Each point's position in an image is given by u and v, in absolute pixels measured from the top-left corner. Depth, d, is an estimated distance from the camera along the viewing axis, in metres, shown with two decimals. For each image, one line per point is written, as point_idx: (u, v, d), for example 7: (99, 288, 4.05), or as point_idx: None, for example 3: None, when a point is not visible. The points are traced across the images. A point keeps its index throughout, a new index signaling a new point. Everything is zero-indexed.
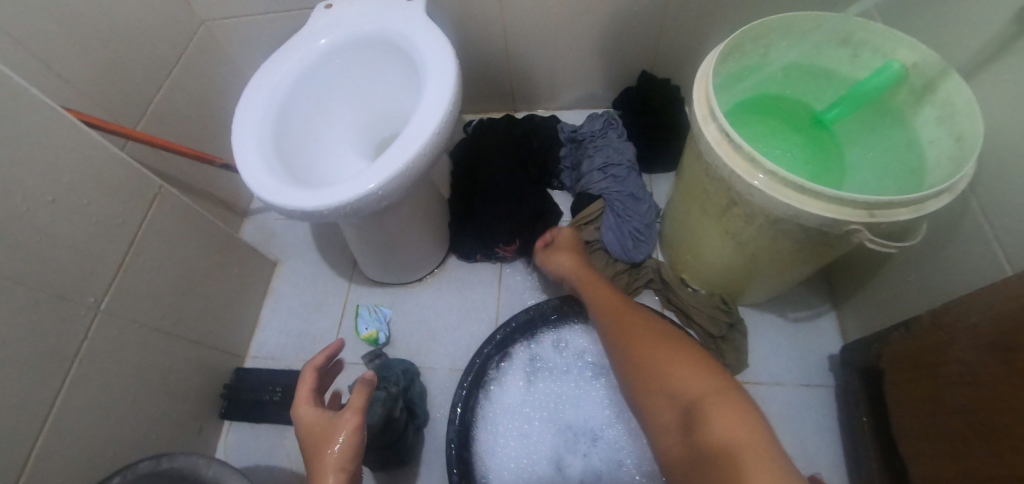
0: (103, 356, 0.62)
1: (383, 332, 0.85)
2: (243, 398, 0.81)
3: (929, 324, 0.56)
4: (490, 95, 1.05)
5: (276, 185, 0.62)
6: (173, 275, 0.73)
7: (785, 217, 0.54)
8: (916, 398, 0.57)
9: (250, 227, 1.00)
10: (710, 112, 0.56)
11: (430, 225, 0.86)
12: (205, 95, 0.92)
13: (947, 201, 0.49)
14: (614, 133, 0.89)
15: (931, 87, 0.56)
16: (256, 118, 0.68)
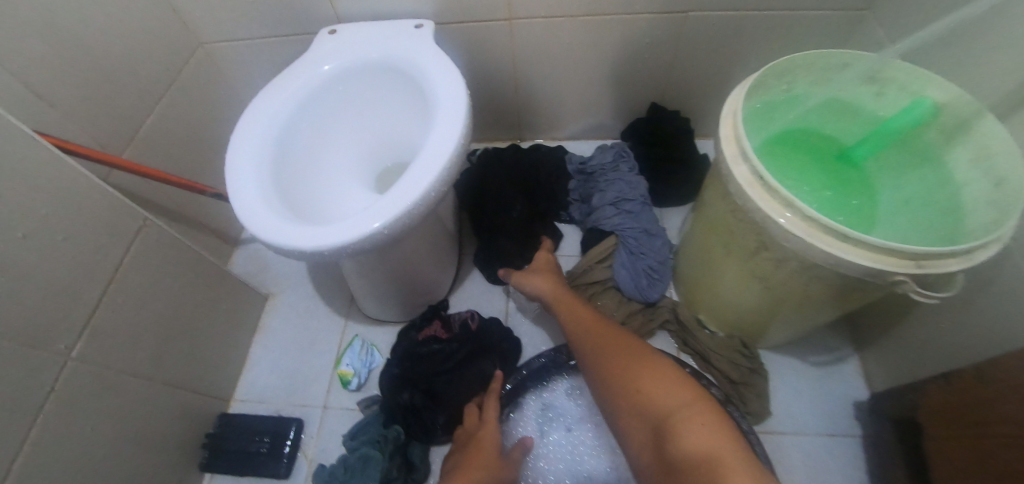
0: (69, 407, 0.56)
1: (357, 376, 0.78)
2: (226, 448, 0.74)
3: (972, 378, 0.53)
4: (497, 123, 1.01)
5: (273, 220, 0.57)
6: (154, 314, 0.67)
7: (823, 264, 0.50)
8: (964, 459, 0.53)
9: (242, 257, 0.94)
10: (740, 152, 0.53)
11: (435, 259, 0.82)
12: (197, 118, 0.87)
13: (995, 250, 0.46)
14: (626, 166, 0.86)
15: (963, 127, 0.54)
16: (253, 148, 0.63)
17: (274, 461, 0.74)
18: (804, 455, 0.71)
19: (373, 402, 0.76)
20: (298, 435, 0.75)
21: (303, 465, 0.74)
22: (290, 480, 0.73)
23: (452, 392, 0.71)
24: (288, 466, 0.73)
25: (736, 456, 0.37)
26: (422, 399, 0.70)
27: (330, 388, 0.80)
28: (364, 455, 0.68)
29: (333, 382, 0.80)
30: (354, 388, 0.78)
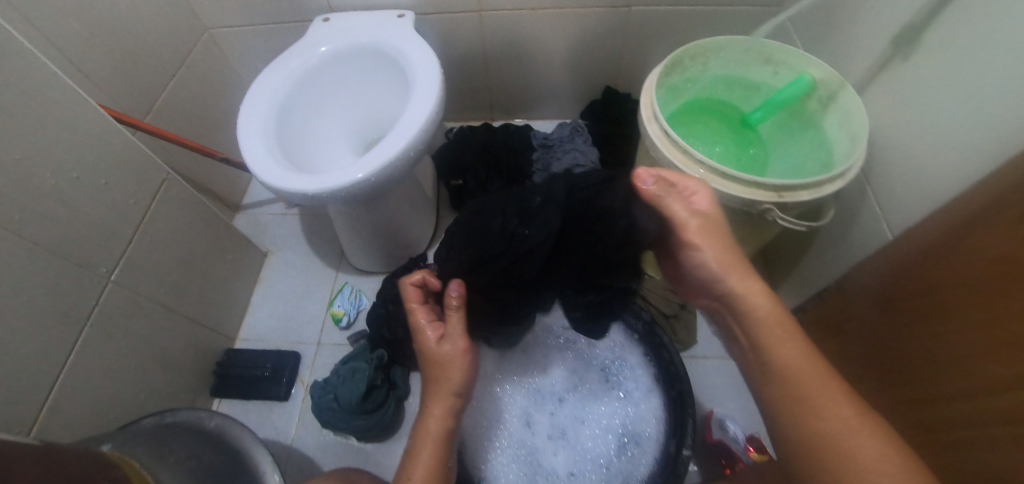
0: (108, 322, 0.67)
1: (348, 315, 0.91)
2: (233, 375, 0.86)
3: (836, 292, 0.67)
4: (471, 104, 1.15)
5: (279, 172, 0.71)
6: (174, 255, 0.79)
7: (713, 199, 0.64)
8: (829, 356, 0.68)
9: (243, 220, 1.06)
10: (653, 114, 0.68)
11: (416, 217, 0.95)
12: (205, 96, 0.99)
13: (839, 185, 0.61)
14: (580, 138, 1.01)
15: (834, 99, 0.69)
16: (262, 115, 0.76)
17: (274, 386, 0.86)
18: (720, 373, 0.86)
19: (361, 336, 0.89)
20: (296, 365, 0.88)
21: (300, 389, 0.86)
22: (289, 402, 0.85)
23: None
24: (287, 390, 0.85)
25: (829, 391, 0.41)
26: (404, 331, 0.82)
27: (323, 327, 0.92)
28: (351, 367, 0.77)
29: (325, 323, 0.93)
30: (345, 326, 0.91)
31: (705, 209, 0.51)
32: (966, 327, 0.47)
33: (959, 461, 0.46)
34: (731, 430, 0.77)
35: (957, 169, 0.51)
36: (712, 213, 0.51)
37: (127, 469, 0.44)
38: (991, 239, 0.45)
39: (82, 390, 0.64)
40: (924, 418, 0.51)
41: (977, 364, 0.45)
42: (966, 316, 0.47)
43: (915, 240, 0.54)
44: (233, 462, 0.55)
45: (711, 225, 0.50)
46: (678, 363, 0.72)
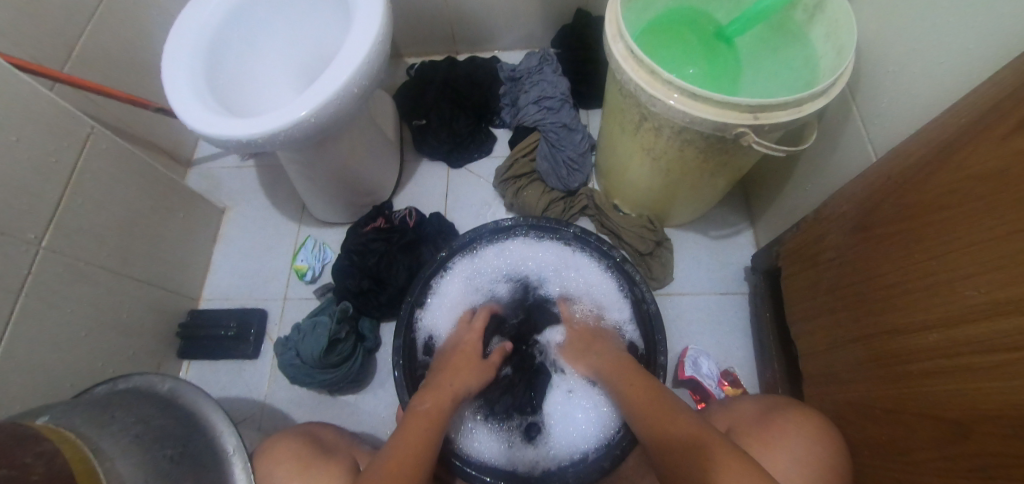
0: (48, 289, 0.64)
1: (312, 269, 0.88)
2: (198, 336, 0.84)
3: (811, 221, 0.64)
4: (431, 37, 1.04)
5: (208, 116, 0.64)
6: (115, 217, 0.74)
7: (685, 125, 0.59)
8: (803, 288, 0.65)
9: (195, 176, 1.00)
10: (617, 32, 0.60)
11: (376, 163, 0.89)
12: (131, 39, 0.89)
13: (821, 103, 0.55)
14: (549, 68, 0.92)
15: (820, 7, 0.60)
16: (185, 54, 0.69)
17: (242, 344, 0.84)
18: (696, 308, 0.84)
19: (327, 289, 0.86)
20: (262, 322, 0.85)
21: (269, 346, 0.85)
22: (260, 359, 0.84)
23: (398, 275, 0.81)
24: (255, 348, 0.84)
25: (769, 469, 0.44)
26: (370, 283, 0.80)
27: (288, 283, 0.90)
28: (314, 320, 0.75)
29: (290, 279, 0.90)
30: (310, 280, 0.88)
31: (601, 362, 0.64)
32: (936, 254, 0.44)
33: (921, 393, 0.45)
34: (705, 366, 0.76)
35: (948, 79, 0.46)
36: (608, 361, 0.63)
37: (59, 440, 0.42)
38: (975, 155, 0.40)
39: (29, 362, 0.61)
40: (885, 348, 0.50)
41: (949, 295, 0.42)
42: (939, 241, 0.44)
43: (900, 160, 0.49)
44: (186, 424, 0.53)
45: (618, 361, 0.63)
46: (651, 301, 0.70)
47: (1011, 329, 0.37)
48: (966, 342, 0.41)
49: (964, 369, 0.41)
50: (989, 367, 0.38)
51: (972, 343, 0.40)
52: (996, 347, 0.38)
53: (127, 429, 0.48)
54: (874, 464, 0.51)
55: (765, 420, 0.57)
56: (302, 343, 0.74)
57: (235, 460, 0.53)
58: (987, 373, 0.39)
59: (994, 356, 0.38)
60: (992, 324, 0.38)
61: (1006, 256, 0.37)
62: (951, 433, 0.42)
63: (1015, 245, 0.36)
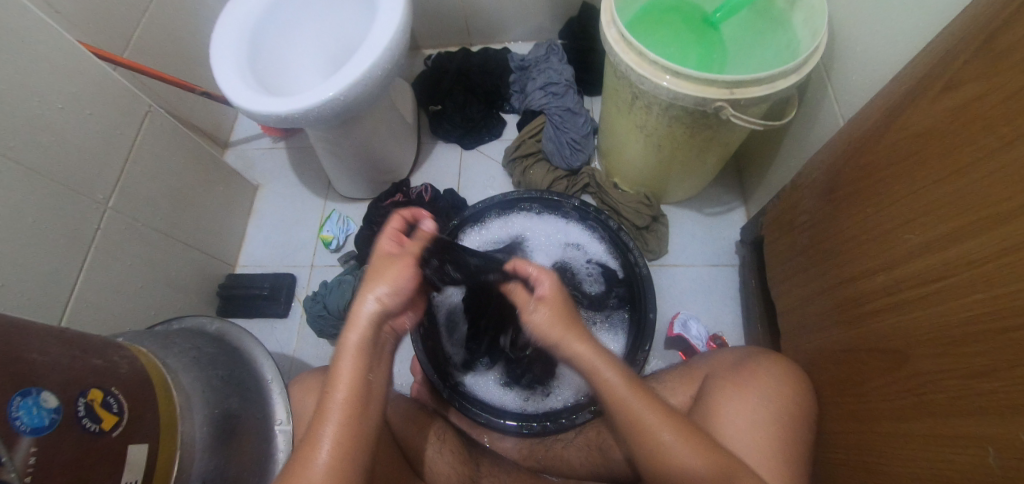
0: (112, 244, 0.74)
1: (337, 239, 0.97)
2: (234, 297, 0.93)
3: (790, 190, 0.70)
4: (447, 30, 1.12)
5: (250, 95, 0.74)
6: (166, 186, 0.84)
7: (670, 101, 0.66)
8: (782, 253, 0.71)
9: (232, 156, 1.10)
10: (612, 18, 0.67)
11: (395, 142, 0.97)
12: (179, 32, 0.99)
13: (793, 80, 0.61)
14: (555, 58, 1.01)
15: None
16: (230, 41, 0.78)
17: (274, 304, 0.93)
18: (688, 279, 0.90)
19: (350, 257, 0.95)
20: (292, 286, 0.95)
21: (298, 307, 0.94)
22: (289, 318, 0.93)
23: None
24: (286, 308, 0.93)
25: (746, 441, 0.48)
26: None
27: (315, 252, 0.99)
28: (339, 279, 0.84)
29: (317, 248, 0.99)
30: (335, 249, 0.97)
31: (543, 296, 0.50)
32: (886, 205, 0.50)
33: (873, 330, 0.51)
34: (694, 328, 0.82)
35: (899, 54, 0.52)
36: (552, 299, 0.50)
37: (136, 351, 0.51)
38: (913, 116, 0.46)
39: (97, 305, 0.71)
40: (847, 295, 0.56)
41: (896, 240, 0.48)
42: (889, 194, 0.49)
43: (858, 127, 0.55)
44: (233, 354, 0.62)
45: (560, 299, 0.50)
46: (642, 264, 0.76)
47: (944, 262, 0.42)
48: (912, 280, 0.46)
49: (907, 303, 0.46)
50: (937, 299, 0.43)
51: (913, 279, 0.46)
52: (936, 280, 0.43)
53: (186, 352, 0.57)
54: (835, 400, 0.57)
55: (740, 366, 0.63)
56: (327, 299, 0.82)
57: (273, 387, 0.62)
58: (928, 305, 0.44)
59: (932, 289, 0.43)
60: (929, 261, 0.44)
61: (945, 199, 0.42)
62: (892, 361, 0.48)
63: (949, 191, 0.42)
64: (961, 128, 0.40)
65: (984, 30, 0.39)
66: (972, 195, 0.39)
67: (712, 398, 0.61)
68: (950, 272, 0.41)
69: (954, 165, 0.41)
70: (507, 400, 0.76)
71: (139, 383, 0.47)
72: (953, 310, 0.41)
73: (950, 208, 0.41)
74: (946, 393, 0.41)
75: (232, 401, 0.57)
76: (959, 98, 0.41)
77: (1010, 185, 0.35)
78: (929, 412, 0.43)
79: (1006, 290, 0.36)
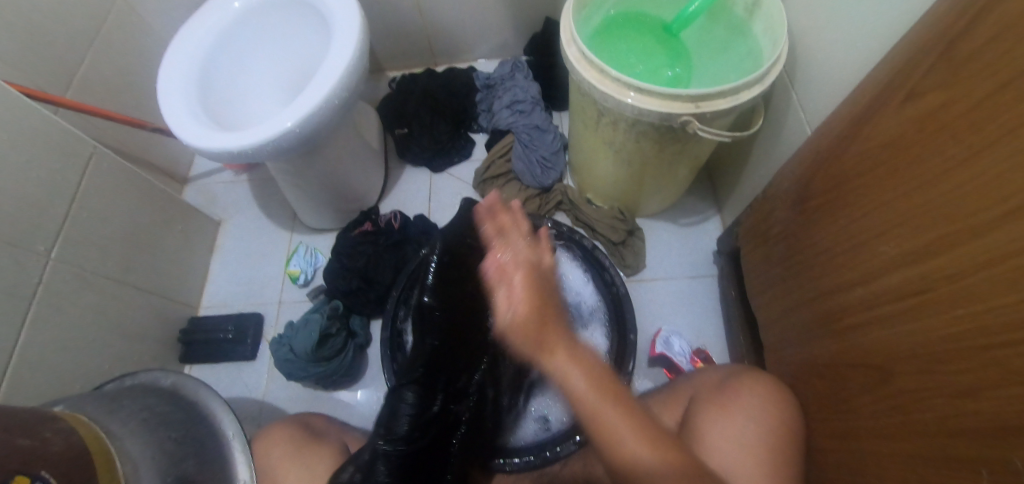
0: (57, 298, 0.69)
1: (305, 273, 0.93)
2: (197, 341, 0.88)
3: (762, 201, 0.69)
4: (410, 51, 1.10)
5: (202, 131, 0.70)
6: (116, 230, 0.79)
7: (635, 117, 0.64)
8: (759, 263, 0.70)
9: (192, 191, 1.05)
10: (571, 36, 0.66)
11: (360, 169, 0.94)
12: (128, 66, 0.95)
13: (757, 91, 0.61)
14: (520, 75, 0.99)
15: (760, 4, 0.65)
16: (178, 77, 0.75)
17: (240, 346, 0.88)
18: (669, 292, 0.88)
19: (319, 291, 0.91)
20: (259, 325, 0.90)
21: (265, 348, 0.90)
22: (257, 360, 0.89)
23: (384, 273, 0.85)
24: (253, 350, 0.88)
25: None
26: (359, 282, 0.85)
27: (283, 287, 0.95)
28: (306, 318, 0.81)
29: (284, 284, 0.95)
30: (303, 283, 0.93)
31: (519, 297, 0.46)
32: (857, 216, 0.49)
33: (854, 344, 0.50)
34: (677, 345, 0.81)
35: (861, 61, 0.52)
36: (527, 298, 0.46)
37: (73, 421, 0.47)
38: (879, 126, 0.46)
39: (41, 364, 0.66)
40: (826, 309, 0.55)
41: (871, 252, 0.47)
42: (860, 205, 0.49)
43: (826, 136, 0.55)
44: (188, 411, 0.57)
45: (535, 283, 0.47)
46: (619, 284, 0.76)
47: (921, 274, 0.41)
48: (891, 294, 0.45)
49: (886, 317, 0.45)
50: (920, 311, 0.41)
51: (891, 293, 0.45)
52: (914, 293, 0.42)
53: (134, 415, 0.53)
54: (822, 417, 0.56)
55: (724, 386, 0.61)
56: (292, 340, 0.79)
57: (234, 443, 0.56)
58: (909, 319, 0.42)
59: (912, 301, 0.42)
60: (906, 273, 0.43)
61: (919, 209, 0.41)
62: (874, 376, 0.47)
63: (921, 205, 0.41)
64: (931, 136, 0.39)
65: (941, 41, 0.38)
66: (946, 205, 0.38)
67: (697, 421, 0.59)
68: (928, 284, 0.40)
69: (922, 175, 0.40)
70: (526, 432, 0.71)
71: (75, 459, 0.42)
72: (935, 325, 0.40)
73: (925, 219, 0.40)
74: (934, 409, 0.40)
75: (187, 465, 0.52)
76: (922, 107, 0.40)
77: (985, 198, 0.34)
78: (918, 430, 0.42)
79: (989, 307, 0.34)
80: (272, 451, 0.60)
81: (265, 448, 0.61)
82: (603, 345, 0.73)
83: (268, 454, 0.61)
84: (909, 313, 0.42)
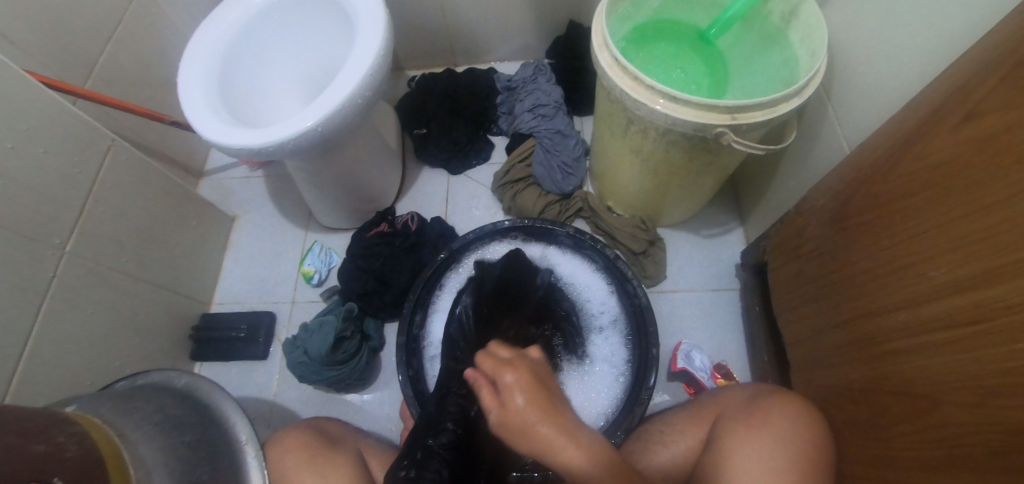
0: (70, 291, 0.67)
1: (319, 272, 0.92)
2: (209, 339, 0.87)
3: (794, 216, 0.68)
4: (431, 50, 1.09)
5: (222, 127, 0.69)
6: (132, 224, 0.78)
7: (667, 126, 0.62)
8: (789, 280, 0.69)
9: (207, 186, 1.05)
10: (604, 41, 0.64)
11: (379, 168, 0.93)
12: (148, 58, 0.94)
13: (796, 104, 0.59)
14: (543, 78, 0.98)
15: (795, 12, 0.63)
16: (200, 71, 0.73)
17: (251, 345, 0.87)
18: (689, 305, 0.86)
19: (332, 292, 0.90)
20: (271, 324, 0.89)
21: (277, 348, 0.88)
22: (268, 360, 0.87)
23: (400, 276, 0.83)
24: (264, 350, 0.87)
25: None
26: (374, 284, 0.83)
27: (296, 286, 0.93)
28: (320, 321, 0.79)
29: (298, 283, 0.94)
30: (317, 283, 0.92)
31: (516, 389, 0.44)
32: (901, 238, 0.47)
33: (892, 370, 0.48)
34: (698, 359, 0.79)
35: (909, 78, 0.50)
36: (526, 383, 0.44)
37: (87, 424, 0.45)
38: (930, 147, 0.44)
39: (53, 359, 0.65)
40: (862, 333, 0.53)
41: (917, 277, 0.45)
42: (905, 227, 0.47)
43: (870, 153, 0.53)
44: (201, 414, 0.56)
45: (529, 378, 0.44)
46: (642, 295, 0.73)
47: (974, 305, 0.39)
48: (939, 321, 0.43)
49: (934, 345, 0.43)
50: (972, 343, 0.39)
51: (939, 321, 0.43)
52: (965, 323, 0.40)
53: (148, 418, 0.51)
54: (856, 444, 0.54)
55: (752, 405, 0.60)
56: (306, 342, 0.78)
57: (248, 448, 0.55)
58: (958, 350, 0.40)
59: (962, 331, 0.40)
60: (957, 301, 0.41)
61: (975, 235, 0.39)
62: (913, 410, 0.46)
63: (978, 231, 0.39)
64: (988, 161, 0.37)
65: (1006, 61, 0.36)
66: (1007, 232, 0.36)
67: (724, 441, 0.57)
68: (981, 315, 0.38)
69: (979, 198, 0.38)
70: None
71: (89, 466, 0.41)
72: (988, 358, 0.37)
73: (982, 246, 0.38)
74: (982, 446, 0.38)
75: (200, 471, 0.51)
76: (980, 128, 0.38)
77: None
78: (961, 465, 0.40)
79: None
80: (286, 461, 0.59)
81: (280, 456, 0.59)
82: (621, 348, 0.73)
83: (281, 462, 0.59)
84: (960, 344, 0.40)
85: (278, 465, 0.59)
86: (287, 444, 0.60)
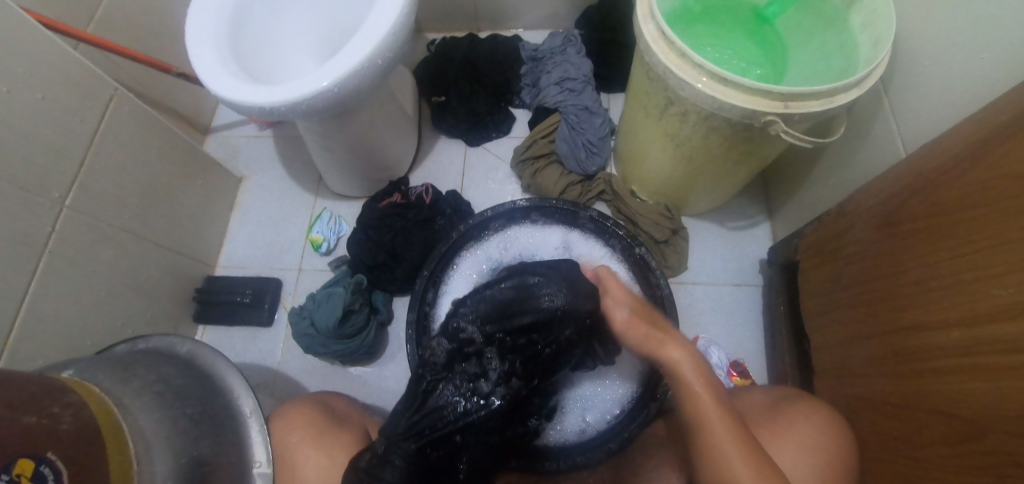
0: (69, 248, 0.65)
1: (328, 241, 0.89)
2: (213, 302, 0.85)
3: (836, 215, 0.64)
4: (454, 12, 1.02)
5: (231, 82, 0.64)
6: (136, 181, 0.75)
7: (712, 111, 0.58)
8: (823, 282, 0.65)
9: (213, 143, 1.00)
10: (649, 12, 0.59)
11: (394, 136, 0.88)
12: (153, 3, 0.88)
13: (855, 95, 0.53)
14: (572, 49, 0.92)
15: None
16: (208, 19, 0.68)
17: (257, 312, 0.85)
18: (709, 299, 0.84)
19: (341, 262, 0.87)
20: (277, 291, 0.87)
21: (283, 315, 0.86)
22: (273, 327, 0.85)
23: (413, 250, 0.80)
24: (270, 316, 0.85)
25: None
26: (385, 257, 0.80)
27: (303, 254, 0.90)
28: (329, 292, 0.77)
29: (305, 250, 0.91)
30: (325, 252, 0.89)
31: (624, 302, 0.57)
32: (961, 251, 0.44)
33: (934, 389, 0.46)
34: (716, 356, 0.77)
35: (987, 76, 0.45)
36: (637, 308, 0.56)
37: (84, 393, 0.43)
38: (1006, 153, 0.40)
39: (51, 316, 0.63)
40: (901, 346, 0.51)
41: (975, 294, 0.42)
42: (966, 239, 0.43)
43: (934, 155, 0.48)
44: (204, 384, 0.54)
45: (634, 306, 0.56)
46: (665, 287, 0.69)
47: None
48: (994, 345, 0.39)
49: (984, 368, 0.40)
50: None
51: (993, 344, 0.39)
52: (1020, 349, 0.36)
53: (149, 387, 0.49)
54: (884, 460, 0.52)
55: (776, 409, 0.57)
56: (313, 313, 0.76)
57: (252, 422, 0.54)
58: (1010, 378, 0.37)
59: (1015, 358, 0.37)
60: (1015, 325, 0.37)
61: None
62: (959, 430, 0.42)
63: None
64: None
65: None
66: None
67: None
68: None
69: None
70: (567, 430, 0.66)
71: (86, 439, 0.39)
72: None
73: None
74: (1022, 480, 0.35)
75: (202, 445, 0.49)
76: None
77: None
78: None
79: None
80: (293, 438, 0.57)
81: (286, 432, 0.57)
82: None
83: (288, 438, 0.57)
84: (1011, 372, 0.37)
85: (285, 441, 0.57)
86: (293, 420, 0.58)
